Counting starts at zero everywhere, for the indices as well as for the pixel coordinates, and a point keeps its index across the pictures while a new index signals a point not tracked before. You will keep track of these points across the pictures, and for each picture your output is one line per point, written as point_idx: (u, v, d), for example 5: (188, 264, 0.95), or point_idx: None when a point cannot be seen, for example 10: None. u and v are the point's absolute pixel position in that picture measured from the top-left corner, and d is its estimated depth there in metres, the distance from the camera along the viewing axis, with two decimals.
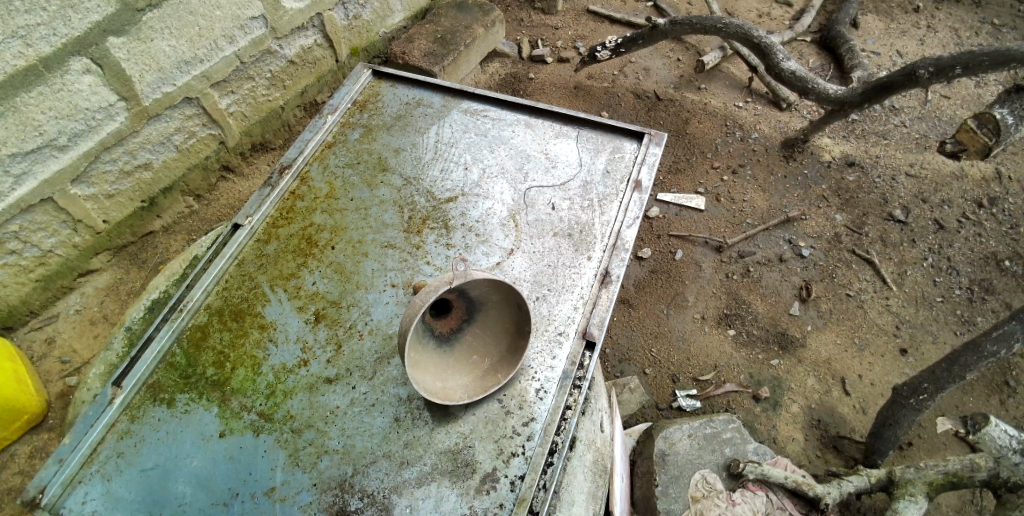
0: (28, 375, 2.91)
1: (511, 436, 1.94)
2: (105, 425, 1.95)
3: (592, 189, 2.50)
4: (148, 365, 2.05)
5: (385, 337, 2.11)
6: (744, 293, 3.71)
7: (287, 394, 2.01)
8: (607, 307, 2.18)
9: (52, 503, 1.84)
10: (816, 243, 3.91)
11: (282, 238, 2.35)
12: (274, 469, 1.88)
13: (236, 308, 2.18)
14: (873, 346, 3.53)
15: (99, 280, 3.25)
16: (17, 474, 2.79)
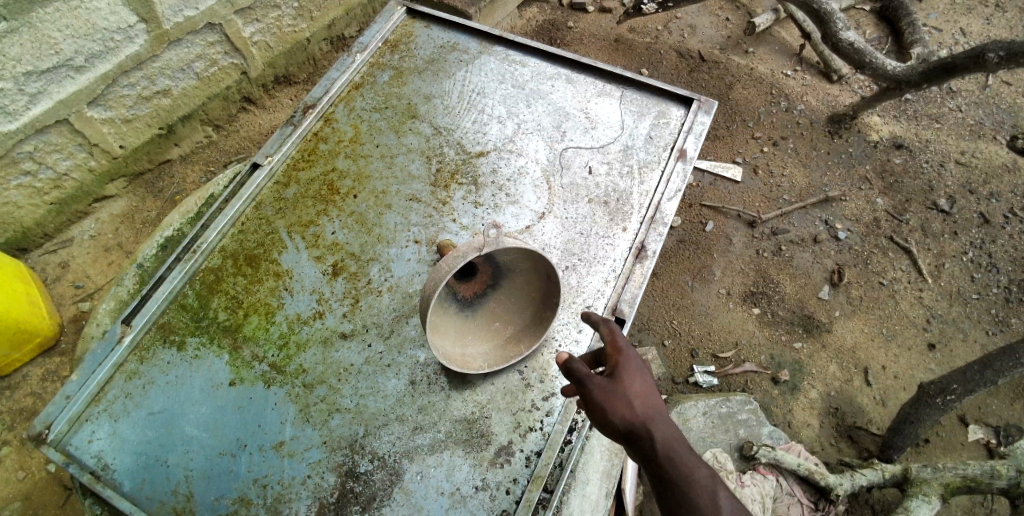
0: (41, 298, 2.87)
1: (530, 410, 1.86)
2: (114, 364, 1.89)
3: (633, 155, 2.34)
4: (159, 305, 1.97)
5: (405, 296, 2.02)
6: (773, 272, 3.57)
7: (301, 346, 1.93)
8: (640, 284, 2.06)
9: (59, 440, 1.80)
10: (854, 226, 3.72)
11: (302, 183, 2.23)
12: (284, 423, 1.82)
13: (251, 252, 2.09)
14: (901, 338, 3.40)
15: (114, 206, 3.17)
16: (29, 395, 2.81)
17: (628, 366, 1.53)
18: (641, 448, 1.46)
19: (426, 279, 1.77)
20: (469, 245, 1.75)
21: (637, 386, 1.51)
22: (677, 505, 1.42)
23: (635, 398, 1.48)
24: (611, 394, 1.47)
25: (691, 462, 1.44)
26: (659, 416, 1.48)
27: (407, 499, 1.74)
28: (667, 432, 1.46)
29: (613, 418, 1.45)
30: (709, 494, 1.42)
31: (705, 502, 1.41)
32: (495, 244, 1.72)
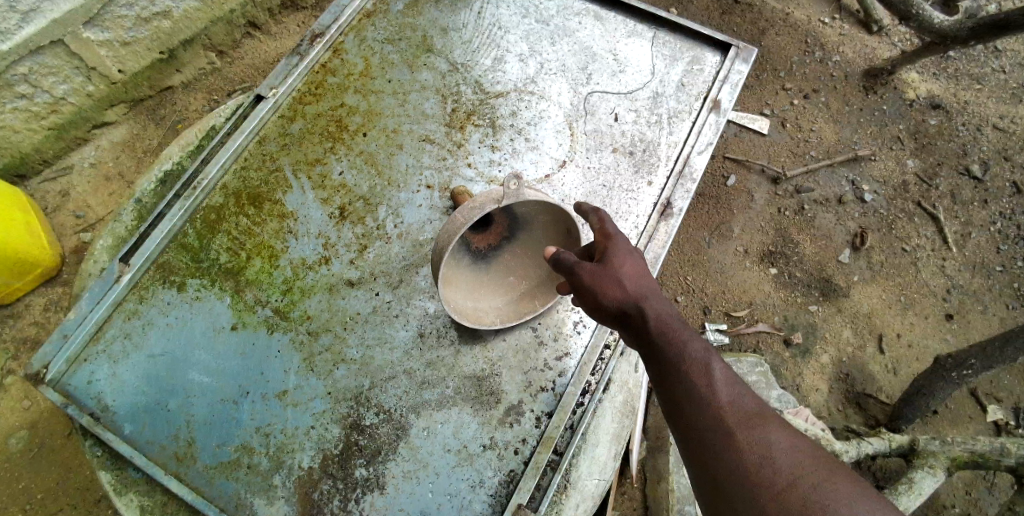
0: (41, 228, 2.76)
1: (542, 369, 1.79)
2: (112, 304, 1.81)
3: (663, 103, 2.18)
4: (158, 244, 1.87)
5: (415, 244, 1.91)
6: (794, 231, 3.43)
7: (305, 293, 1.85)
8: (664, 243, 1.96)
9: (57, 379, 1.74)
10: (881, 188, 3.54)
11: (309, 118, 2.09)
12: (287, 371, 1.76)
13: (255, 191, 1.97)
14: (918, 306, 3.30)
15: (115, 133, 3.04)
16: (33, 324, 2.77)
17: (615, 247, 1.48)
18: (635, 330, 1.43)
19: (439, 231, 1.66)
20: (486, 196, 1.62)
21: (627, 265, 1.46)
22: (671, 380, 1.37)
23: (624, 277, 1.44)
24: (601, 276, 1.42)
25: (684, 335, 1.39)
26: (651, 295, 1.44)
27: (413, 455, 1.69)
28: (659, 310, 1.42)
29: (604, 299, 1.42)
30: (701, 365, 1.35)
31: (697, 373, 1.34)
32: (515, 197, 1.59)
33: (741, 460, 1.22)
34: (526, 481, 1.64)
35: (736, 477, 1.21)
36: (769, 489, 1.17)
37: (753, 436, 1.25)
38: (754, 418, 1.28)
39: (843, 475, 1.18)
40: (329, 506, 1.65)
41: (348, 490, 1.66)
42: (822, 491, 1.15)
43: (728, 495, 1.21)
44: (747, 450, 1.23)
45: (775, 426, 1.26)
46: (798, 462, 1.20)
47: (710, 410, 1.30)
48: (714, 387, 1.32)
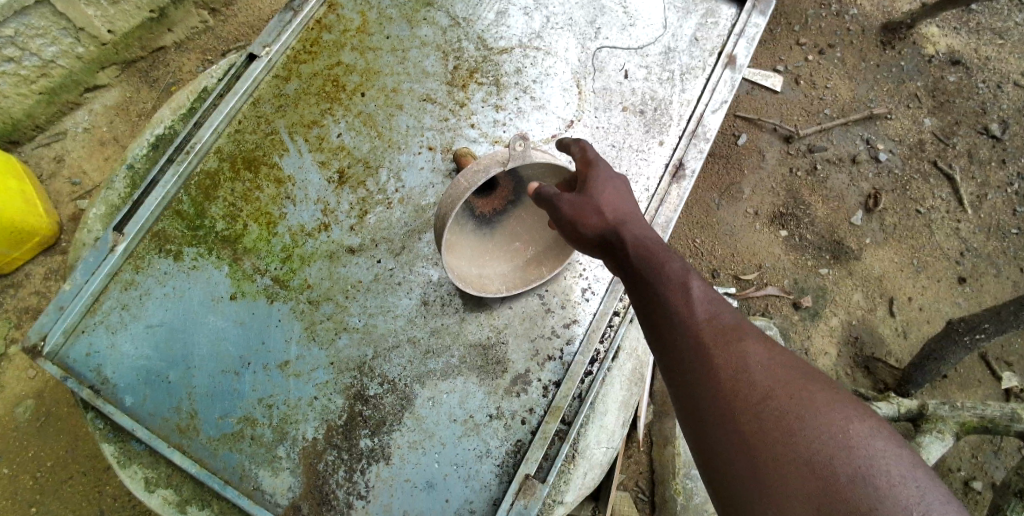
0: (36, 195, 2.69)
1: (550, 337, 1.74)
2: (107, 274, 1.75)
3: (675, 59, 2.08)
4: (152, 211, 1.80)
5: (417, 209, 1.85)
6: (806, 193, 3.30)
7: (305, 260, 1.79)
8: (675, 206, 1.89)
9: (54, 352, 1.69)
10: (896, 147, 3.37)
11: (304, 78, 1.99)
12: (289, 341, 1.72)
13: (250, 155, 1.89)
14: (931, 269, 3.20)
15: (108, 97, 2.94)
16: (34, 294, 2.74)
17: (597, 175, 1.44)
18: (614, 254, 1.37)
19: (441, 196, 1.59)
20: (490, 159, 1.55)
21: (606, 191, 1.41)
22: (648, 302, 1.28)
23: (602, 202, 1.40)
24: (578, 205, 1.40)
25: (663, 255, 1.31)
26: (630, 219, 1.38)
27: (418, 425, 1.66)
28: (637, 232, 1.36)
29: (582, 225, 1.38)
30: (679, 283, 1.26)
31: (674, 291, 1.25)
32: (521, 159, 1.52)
33: (717, 377, 1.12)
34: (534, 451, 1.62)
35: (709, 397, 1.12)
36: (745, 404, 1.07)
37: (727, 352, 1.14)
38: (732, 331, 1.17)
39: (824, 388, 1.08)
40: (334, 477, 1.63)
41: (352, 461, 1.64)
42: (801, 404, 1.05)
43: (703, 414, 1.11)
44: (722, 366, 1.13)
45: (753, 340, 1.16)
46: (777, 375, 1.10)
47: (686, 328, 1.20)
48: (690, 303, 1.22)
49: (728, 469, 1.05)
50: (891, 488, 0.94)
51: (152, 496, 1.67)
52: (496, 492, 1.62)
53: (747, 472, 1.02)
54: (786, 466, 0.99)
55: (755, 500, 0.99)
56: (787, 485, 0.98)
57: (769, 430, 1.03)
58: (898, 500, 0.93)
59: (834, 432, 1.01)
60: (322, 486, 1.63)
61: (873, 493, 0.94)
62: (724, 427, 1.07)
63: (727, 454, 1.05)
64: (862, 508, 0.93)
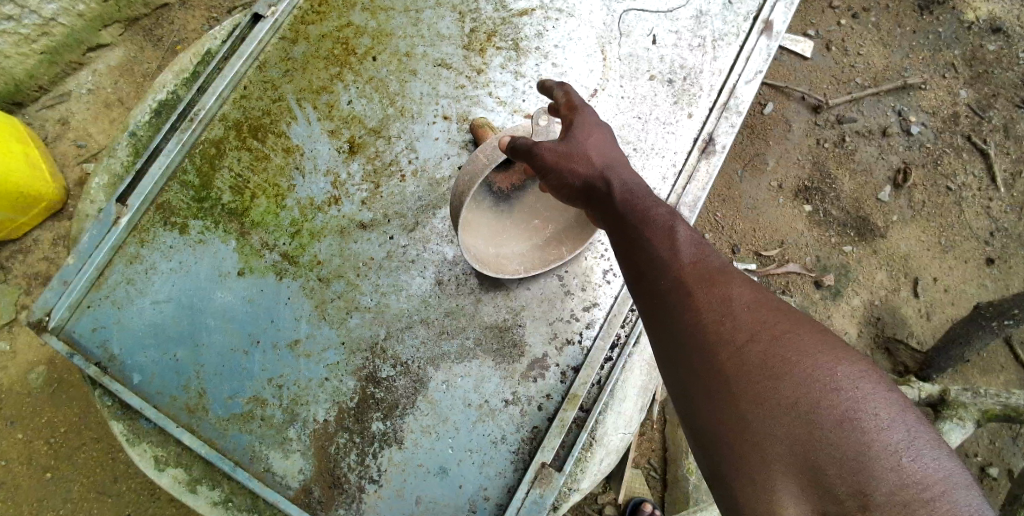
0: (41, 159, 2.62)
1: (569, 321, 1.67)
2: (112, 247, 1.68)
3: (708, 24, 1.94)
4: (156, 182, 1.72)
5: (431, 183, 1.76)
6: (832, 166, 3.10)
7: (315, 236, 1.72)
8: (704, 185, 1.79)
9: (60, 327, 1.64)
10: (930, 120, 3.14)
11: (313, 40, 1.86)
12: (298, 320, 1.66)
13: (257, 122, 1.79)
14: (959, 249, 3.03)
15: (112, 57, 2.82)
16: (42, 260, 2.70)
17: (581, 118, 1.30)
18: (600, 203, 1.23)
19: (458, 172, 1.49)
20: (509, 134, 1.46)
21: (591, 137, 1.29)
22: (630, 246, 1.14)
23: (589, 148, 1.26)
24: (562, 152, 1.26)
25: (649, 201, 1.18)
26: (616, 163, 1.26)
27: (432, 409, 1.61)
28: (625, 177, 1.23)
29: (568, 172, 1.24)
30: (664, 226, 1.12)
31: (656, 234, 1.11)
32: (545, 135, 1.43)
33: (697, 321, 0.98)
34: (550, 439, 1.57)
35: (692, 348, 0.97)
36: (728, 350, 0.94)
37: (712, 294, 0.99)
38: (715, 271, 1.03)
39: (811, 328, 0.95)
40: (346, 460, 1.60)
41: (365, 445, 1.60)
42: (786, 347, 0.92)
43: (681, 364, 0.99)
44: (704, 309, 0.99)
45: (739, 282, 1.02)
46: (762, 316, 0.96)
47: (667, 271, 1.05)
48: (674, 245, 1.08)
49: (706, 421, 0.93)
50: (881, 435, 0.83)
51: (163, 475, 1.64)
52: (511, 478, 1.59)
53: (726, 424, 0.91)
54: (768, 416, 0.88)
55: (734, 455, 0.89)
56: (769, 436, 0.87)
57: (752, 379, 0.91)
58: (887, 447, 0.82)
59: (821, 376, 0.88)
60: (333, 470, 1.59)
61: (859, 440, 0.83)
62: (702, 376, 0.95)
63: (706, 405, 0.94)
64: (848, 458, 0.82)
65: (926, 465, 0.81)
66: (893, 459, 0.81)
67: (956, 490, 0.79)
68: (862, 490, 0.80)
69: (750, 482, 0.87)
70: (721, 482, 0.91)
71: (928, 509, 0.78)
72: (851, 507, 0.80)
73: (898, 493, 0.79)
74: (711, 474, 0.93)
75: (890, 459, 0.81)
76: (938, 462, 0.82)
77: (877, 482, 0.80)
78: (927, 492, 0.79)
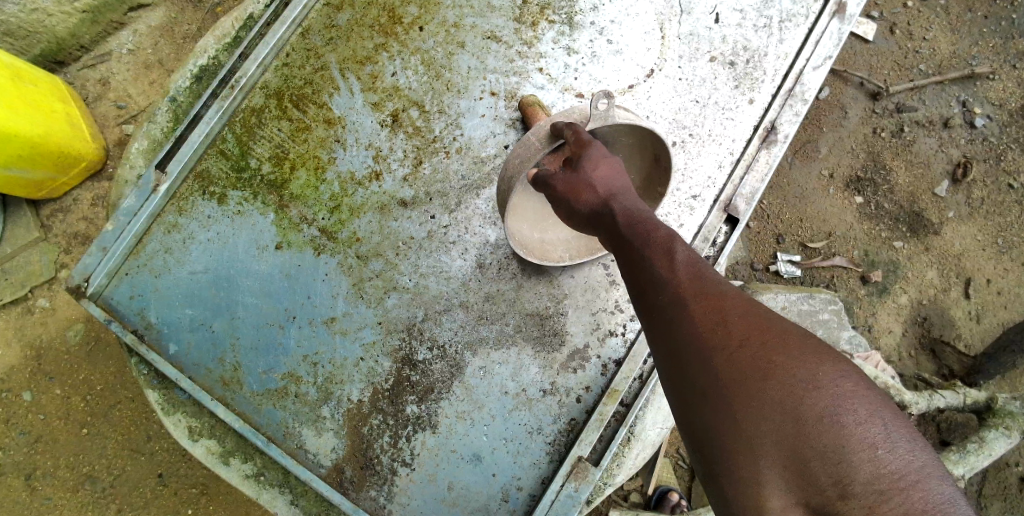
0: (82, 119, 2.62)
1: (612, 312, 1.61)
2: (151, 215, 1.66)
3: (776, 2, 1.81)
4: (196, 149, 1.69)
5: (475, 162, 1.69)
6: (887, 157, 2.94)
7: (354, 211, 1.68)
8: (763, 176, 1.70)
9: (98, 294, 1.63)
10: (996, 112, 2.95)
11: (358, 7, 1.78)
12: (335, 297, 1.63)
13: (298, 91, 1.73)
14: (1016, 251, 2.86)
15: (152, 17, 2.80)
16: (82, 220, 2.72)
17: (592, 149, 1.22)
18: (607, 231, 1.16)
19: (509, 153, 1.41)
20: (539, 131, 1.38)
21: (602, 167, 1.22)
22: (629, 263, 1.08)
23: (597, 179, 1.20)
24: (572, 184, 1.21)
25: (650, 221, 1.11)
26: (622, 190, 1.20)
27: (468, 395, 1.58)
28: (630, 202, 1.17)
29: (575, 202, 1.20)
30: (660, 243, 1.05)
31: (650, 244, 1.06)
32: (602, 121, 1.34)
33: (686, 327, 0.93)
34: (588, 433, 1.52)
35: (680, 355, 0.92)
36: (715, 357, 0.88)
37: (702, 304, 0.94)
38: (710, 281, 0.97)
39: (797, 332, 0.90)
40: (379, 442, 1.58)
41: (398, 427, 1.58)
42: (773, 348, 0.86)
43: (672, 366, 0.94)
44: (693, 315, 0.93)
45: (731, 290, 0.95)
46: (751, 320, 0.90)
47: (662, 285, 0.99)
48: (667, 257, 1.02)
49: (697, 425, 0.88)
50: (859, 428, 0.78)
51: (196, 445, 1.65)
52: (546, 470, 1.56)
53: (715, 427, 0.85)
54: (752, 413, 0.83)
55: (721, 453, 0.84)
56: (753, 436, 0.82)
57: (737, 382, 0.85)
58: (865, 440, 0.77)
59: (803, 375, 0.83)
60: (366, 451, 1.58)
61: (838, 433, 0.78)
62: (691, 379, 0.90)
63: (696, 412, 0.88)
64: (828, 451, 0.77)
65: (903, 456, 0.76)
66: (871, 451, 0.77)
67: (932, 480, 0.75)
68: (841, 480, 0.76)
69: (737, 480, 0.82)
70: (713, 483, 0.86)
71: (905, 498, 0.73)
72: (831, 497, 0.76)
73: (876, 481, 0.75)
74: (705, 476, 0.87)
75: (867, 451, 0.77)
76: (914, 453, 0.77)
77: (855, 471, 0.76)
78: (903, 482, 0.74)
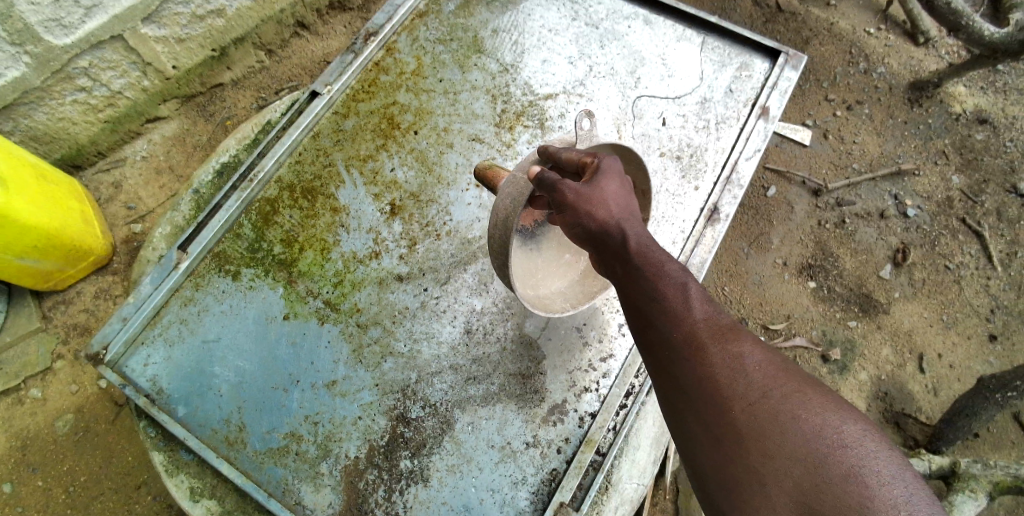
0: (94, 218, 2.84)
1: (587, 370, 1.81)
2: (170, 290, 1.85)
3: (712, 108, 2.17)
4: (215, 233, 1.91)
5: (463, 242, 1.94)
6: (834, 245, 3.26)
7: (356, 286, 1.89)
8: (710, 248, 1.98)
9: (114, 361, 1.78)
10: (925, 203, 3.33)
11: (362, 115, 2.10)
12: (336, 362, 1.80)
13: (308, 184, 2.00)
14: (960, 326, 3.13)
15: (166, 128, 3.08)
16: (83, 311, 2.86)
17: (605, 165, 1.39)
18: (613, 252, 1.34)
19: (500, 194, 1.54)
20: (523, 166, 1.56)
21: (613, 183, 1.38)
22: (648, 301, 1.28)
23: (607, 193, 1.36)
24: (586, 195, 1.34)
25: (662, 256, 1.32)
26: (629, 218, 1.36)
27: (457, 449, 1.72)
28: (638, 233, 1.34)
29: (586, 212, 1.34)
30: (678, 289, 1.27)
31: (672, 292, 1.27)
32: (587, 140, 1.58)
33: (711, 372, 1.15)
34: (569, 481, 1.67)
35: (704, 395, 1.14)
36: (740, 406, 1.10)
37: (724, 350, 1.17)
38: (724, 328, 1.21)
39: (816, 392, 1.11)
40: (374, 496, 1.69)
41: (392, 482, 1.70)
42: (795, 404, 1.08)
43: (695, 405, 1.15)
44: (719, 365, 1.15)
45: (749, 343, 1.19)
46: (766, 370, 1.14)
47: (684, 331, 1.21)
48: (691, 308, 1.24)
49: (720, 467, 1.08)
50: (882, 488, 0.96)
51: (196, 506, 1.73)
52: None
53: (741, 471, 1.05)
54: (777, 463, 1.03)
55: (746, 494, 1.03)
56: (775, 483, 1.01)
57: (763, 433, 1.06)
58: (888, 500, 0.95)
59: (824, 431, 1.04)
60: (362, 505, 1.68)
61: (861, 491, 0.96)
62: (711, 416, 1.12)
63: (718, 455, 1.09)
64: (851, 505, 0.95)
65: None
66: (893, 510, 0.94)
67: None
68: None
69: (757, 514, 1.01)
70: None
71: None
72: None
73: None
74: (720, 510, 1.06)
75: (891, 510, 0.94)
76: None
77: None
78: None
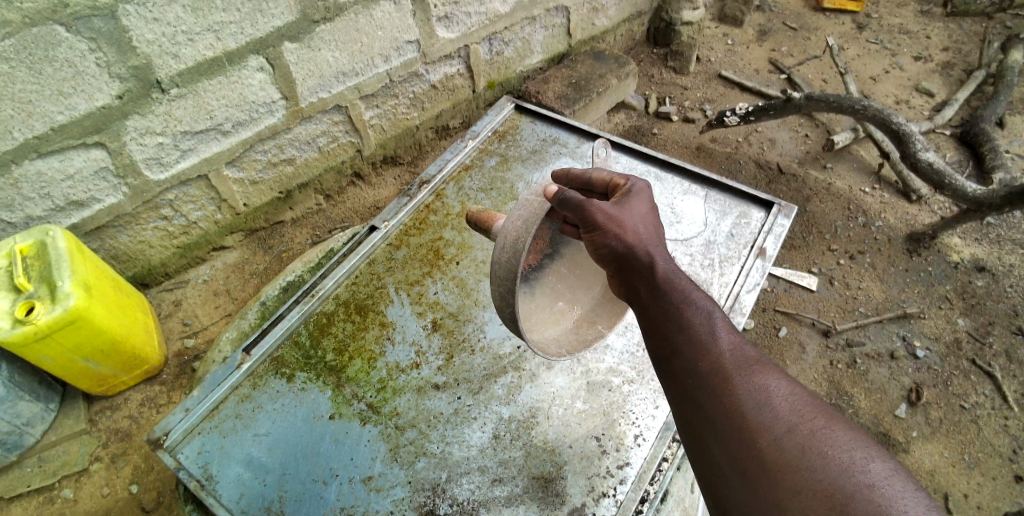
0: (154, 330, 3.00)
1: (604, 476, 1.94)
2: (230, 387, 2.09)
3: (715, 249, 2.48)
4: (277, 339, 2.18)
5: (495, 357, 2.17)
6: (847, 385, 3.33)
7: (396, 392, 2.10)
8: None
9: (173, 447, 1.98)
10: (933, 345, 3.46)
11: (412, 247, 2.45)
12: (374, 459, 1.96)
13: (361, 302, 2.30)
14: (983, 466, 3.09)
15: (228, 256, 3.34)
16: (127, 417, 2.92)
17: (636, 191, 1.72)
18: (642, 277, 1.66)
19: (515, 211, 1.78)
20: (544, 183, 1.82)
21: (641, 204, 1.71)
22: (682, 334, 1.58)
23: (635, 213, 1.68)
24: (615, 213, 1.65)
25: (687, 290, 1.63)
26: (655, 246, 1.69)
27: None
28: (664, 263, 1.66)
29: (615, 231, 1.64)
30: (706, 326, 1.58)
31: (704, 331, 1.57)
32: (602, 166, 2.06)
33: (741, 401, 1.43)
34: None
35: (733, 420, 1.42)
36: (770, 436, 1.36)
37: (749, 381, 1.46)
38: (748, 359, 1.51)
39: (837, 426, 1.37)
40: None
41: None
42: (820, 437, 1.34)
43: (728, 430, 1.41)
44: (749, 397, 1.43)
45: (774, 380, 1.46)
46: (793, 404, 1.41)
47: (715, 364, 1.51)
48: (722, 344, 1.54)
49: (752, 485, 1.34)
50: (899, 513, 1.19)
51: None
52: None
53: (770, 490, 1.31)
54: (802, 484, 1.28)
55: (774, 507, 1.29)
56: (801, 502, 1.27)
57: (791, 460, 1.31)
58: None
59: (847, 463, 1.28)
60: None
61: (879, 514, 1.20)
62: (742, 439, 1.39)
63: (750, 476, 1.35)
64: None
65: None
66: None
67: None
68: None
69: None
70: None
71: None
72: None
73: None
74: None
75: None
76: None
77: None
78: None
